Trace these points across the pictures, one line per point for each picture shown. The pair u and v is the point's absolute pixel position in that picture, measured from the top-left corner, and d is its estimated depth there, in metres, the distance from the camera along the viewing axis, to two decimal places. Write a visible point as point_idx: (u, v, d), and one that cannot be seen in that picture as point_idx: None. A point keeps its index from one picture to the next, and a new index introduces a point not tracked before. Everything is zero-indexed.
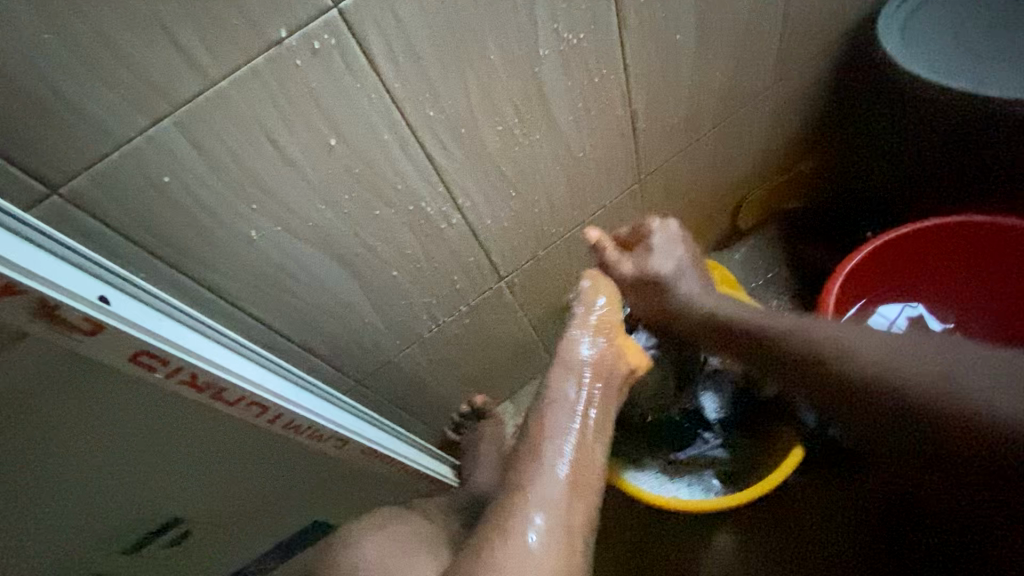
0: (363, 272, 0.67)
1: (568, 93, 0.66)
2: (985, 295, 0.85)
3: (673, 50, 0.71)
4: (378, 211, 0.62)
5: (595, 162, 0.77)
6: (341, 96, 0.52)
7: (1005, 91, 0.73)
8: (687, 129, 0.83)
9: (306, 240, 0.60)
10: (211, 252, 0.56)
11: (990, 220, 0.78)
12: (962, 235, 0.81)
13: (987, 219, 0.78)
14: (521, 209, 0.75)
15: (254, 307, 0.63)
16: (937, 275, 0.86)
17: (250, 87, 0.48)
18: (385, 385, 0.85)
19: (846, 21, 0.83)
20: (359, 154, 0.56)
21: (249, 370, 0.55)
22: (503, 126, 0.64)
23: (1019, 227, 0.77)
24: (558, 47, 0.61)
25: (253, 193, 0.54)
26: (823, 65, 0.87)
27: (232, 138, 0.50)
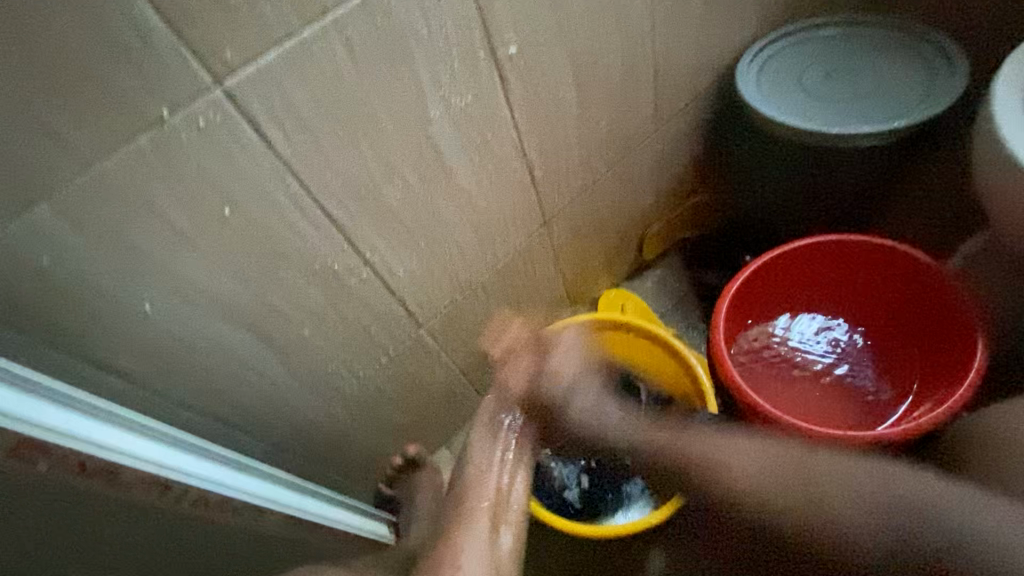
0: (272, 334, 0.67)
1: (463, 149, 0.71)
2: (866, 306, 0.91)
3: (557, 106, 0.78)
4: (282, 273, 0.63)
5: (498, 209, 0.81)
6: (232, 168, 0.53)
7: (846, 128, 0.85)
8: (582, 173, 0.90)
9: (209, 309, 0.60)
10: (101, 330, 0.54)
11: (867, 239, 0.85)
12: (843, 253, 0.88)
13: (864, 237, 0.85)
14: (431, 258, 0.78)
15: (153, 382, 0.61)
16: (821, 289, 0.92)
17: (134, 166, 0.48)
18: (308, 445, 0.83)
19: (709, 73, 0.94)
20: (258, 221, 0.57)
21: (146, 449, 0.53)
22: (403, 184, 0.67)
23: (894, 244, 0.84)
24: (447, 108, 0.65)
25: (144, 267, 0.53)
26: (697, 110, 0.98)
27: (118, 217, 0.49)
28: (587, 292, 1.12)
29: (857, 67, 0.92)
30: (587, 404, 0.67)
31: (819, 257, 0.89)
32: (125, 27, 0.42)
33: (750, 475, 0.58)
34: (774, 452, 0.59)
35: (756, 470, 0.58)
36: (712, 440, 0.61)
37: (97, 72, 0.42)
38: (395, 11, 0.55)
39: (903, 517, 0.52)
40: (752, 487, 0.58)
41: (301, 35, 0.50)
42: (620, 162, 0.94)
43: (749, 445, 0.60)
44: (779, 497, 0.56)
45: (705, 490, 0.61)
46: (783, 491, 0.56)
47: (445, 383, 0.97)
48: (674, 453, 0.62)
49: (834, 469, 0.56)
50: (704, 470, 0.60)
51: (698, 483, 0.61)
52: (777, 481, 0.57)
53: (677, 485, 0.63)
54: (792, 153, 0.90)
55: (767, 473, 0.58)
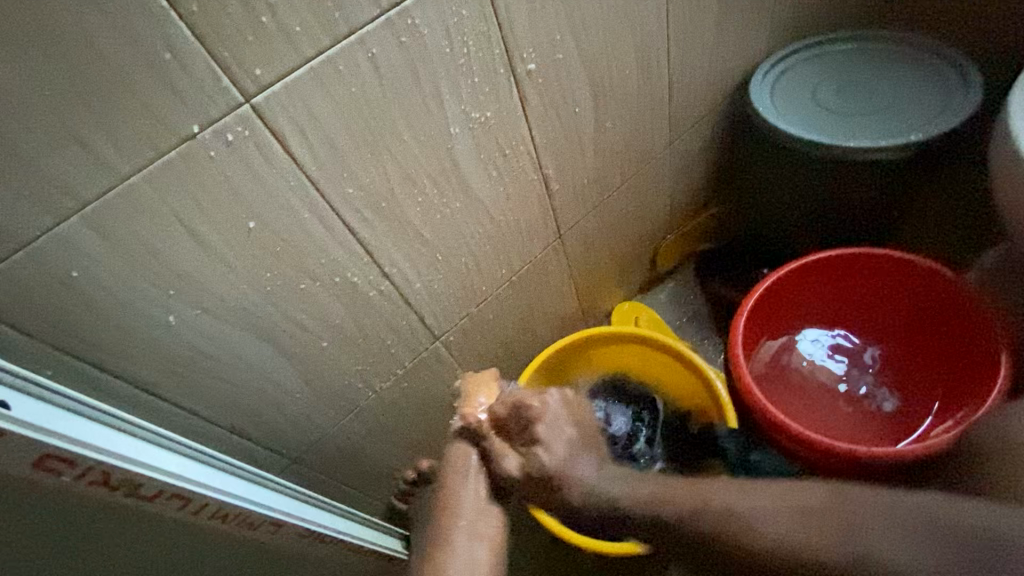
0: (292, 346, 0.67)
1: (481, 163, 0.71)
2: (884, 319, 0.91)
3: (574, 121, 0.78)
4: (303, 286, 0.63)
5: (515, 223, 0.82)
6: (258, 182, 0.54)
7: (861, 142, 0.85)
8: (597, 187, 0.90)
9: (231, 321, 0.60)
10: (126, 342, 0.55)
11: (885, 252, 0.84)
12: (861, 266, 0.87)
13: (882, 251, 0.85)
14: (448, 271, 0.78)
15: (174, 393, 0.61)
16: (838, 302, 0.92)
17: (164, 180, 0.48)
18: (323, 458, 0.83)
19: (723, 87, 0.95)
20: (281, 234, 0.58)
21: (171, 463, 0.53)
22: (423, 198, 0.68)
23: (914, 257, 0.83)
24: (467, 123, 0.66)
25: (169, 279, 0.54)
26: (711, 124, 0.98)
27: (146, 230, 0.50)
28: (600, 305, 1.12)
29: (870, 82, 0.92)
30: (588, 474, 0.62)
31: (836, 271, 0.89)
32: (160, 45, 0.43)
33: (772, 525, 0.55)
34: (808, 505, 0.55)
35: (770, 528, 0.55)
36: (753, 514, 0.56)
37: (131, 88, 0.43)
38: (419, 29, 0.56)
39: (962, 548, 0.48)
40: (794, 557, 0.53)
41: (328, 52, 0.51)
42: (634, 176, 0.95)
43: (758, 495, 0.58)
44: (822, 540, 0.53)
45: (752, 557, 0.55)
46: (847, 556, 0.51)
47: (459, 396, 0.97)
48: (718, 551, 0.57)
49: (866, 496, 0.54)
50: (734, 533, 0.56)
51: (744, 548, 0.56)
52: (877, 533, 0.51)
53: (704, 561, 0.59)
54: (807, 167, 0.90)
55: (798, 525, 0.54)
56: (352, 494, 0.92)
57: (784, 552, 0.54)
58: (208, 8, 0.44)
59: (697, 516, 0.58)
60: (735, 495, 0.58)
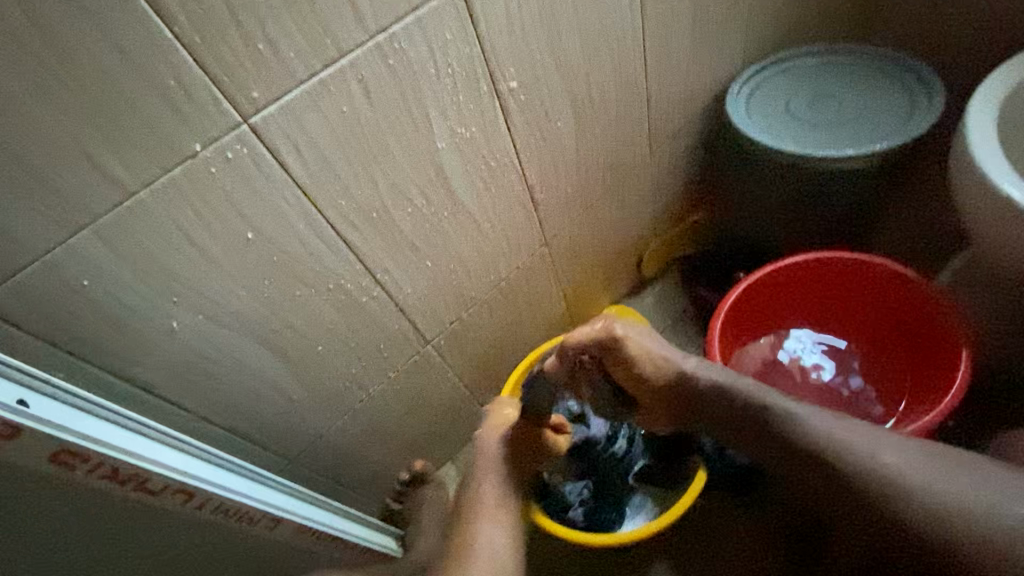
0: (288, 350, 0.71)
1: (468, 175, 0.75)
2: (853, 320, 0.96)
3: (556, 134, 0.83)
4: (299, 292, 0.67)
5: (502, 231, 0.86)
6: (255, 196, 0.57)
7: (829, 151, 0.89)
8: (581, 196, 0.94)
9: (230, 326, 0.64)
10: (132, 347, 0.58)
11: (852, 258, 0.89)
12: (830, 270, 0.91)
13: (849, 256, 0.89)
14: (438, 278, 0.82)
15: (177, 395, 0.65)
16: (809, 305, 0.96)
17: (168, 195, 0.52)
18: (319, 458, 0.86)
19: (701, 99, 0.99)
20: (277, 243, 0.62)
21: (177, 460, 0.56)
22: (413, 208, 0.72)
23: (878, 263, 0.87)
24: (454, 138, 0.70)
25: (173, 287, 0.57)
26: (690, 134, 1.03)
27: (151, 241, 0.54)
28: (588, 309, 1.16)
29: (840, 93, 0.97)
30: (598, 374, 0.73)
31: (806, 275, 0.93)
32: (165, 72, 0.47)
33: (787, 418, 0.64)
34: (826, 418, 0.63)
35: (813, 422, 0.63)
36: (774, 394, 0.66)
37: (138, 111, 0.47)
38: (406, 52, 0.60)
39: (941, 464, 0.57)
40: (786, 424, 0.64)
41: (321, 75, 0.55)
42: (617, 185, 0.99)
43: (806, 404, 0.65)
44: (819, 436, 0.62)
45: (774, 436, 0.65)
46: (828, 445, 0.61)
47: (451, 399, 1.01)
48: (749, 411, 0.66)
49: (865, 427, 0.62)
50: (761, 412, 0.66)
51: (763, 429, 0.65)
52: (841, 435, 0.61)
53: (729, 424, 0.68)
54: (781, 175, 0.94)
55: (846, 429, 0.62)
56: (348, 494, 0.95)
57: (826, 441, 0.61)
58: (209, 38, 0.48)
59: (738, 394, 0.67)
60: (758, 385, 0.68)
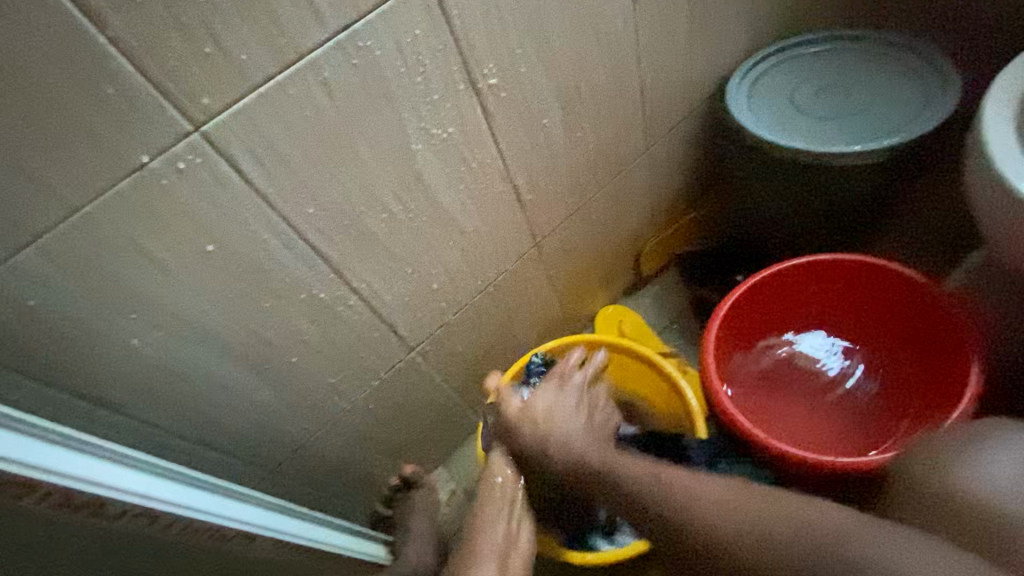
0: (262, 362, 0.68)
1: (448, 177, 0.72)
2: (851, 323, 0.91)
3: (543, 131, 0.78)
4: (268, 303, 0.64)
5: (488, 233, 0.82)
6: (214, 207, 0.54)
7: (834, 146, 0.84)
8: (572, 195, 0.90)
9: (197, 341, 0.61)
10: (91, 365, 0.56)
11: (845, 258, 0.85)
12: (825, 272, 0.87)
13: (843, 257, 0.85)
14: (420, 284, 0.79)
15: (144, 412, 0.63)
16: (804, 308, 0.92)
17: (116, 210, 0.49)
18: (302, 468, 0.84)
19: (700, 91, 0.94)
20: (241, 254, 0.59)
21: (134, 483, 0.55)
22: (388, 214, 0.68)
23: (874, 263, 0.84)
24: (430, 138, 0.67)
25: (130, 303, 0.55)
26: (689, 127, 0.98)
27: (103, 258, 0.51)
28: (583, 310, 1.12)
29: (847, 83, 0.91)
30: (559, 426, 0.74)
31: (799, 278, 0.89)
32: (102, 80, 0.44)
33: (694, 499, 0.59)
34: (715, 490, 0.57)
35: (698, 509, 0.55)
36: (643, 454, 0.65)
37: (75, 122, 0.44)
38: (371, 50, 0.56)
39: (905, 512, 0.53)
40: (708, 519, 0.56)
41: (277, 77, 0.52)
42: (610, 183, 0.94)
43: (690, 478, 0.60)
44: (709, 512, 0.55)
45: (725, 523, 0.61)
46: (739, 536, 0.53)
47: (440, 404, 0.98)
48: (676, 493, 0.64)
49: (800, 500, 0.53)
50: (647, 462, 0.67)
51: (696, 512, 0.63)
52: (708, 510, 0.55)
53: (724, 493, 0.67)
54: (782, 172, 0.89)
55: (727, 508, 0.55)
56: (335, 502, 0.94)
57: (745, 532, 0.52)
58: (149, 41, 0.44)
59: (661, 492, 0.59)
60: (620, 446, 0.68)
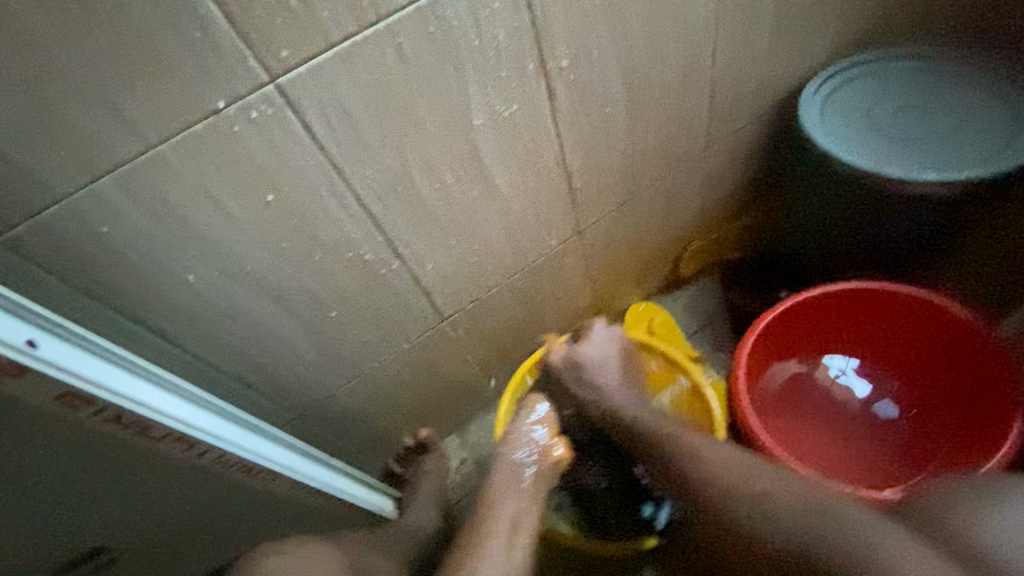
0: (303, 313, 0.71)
1: (504, 155, 0.71)
2: (886, 349, 0.90)
3: (605, 119, 0.77)
4: (316, 257, 0.66)
5: (534, 215, 0.82)
6: (279, 158, 0.56)
7: (908, 172, 0.80)
8: (624, 188, 0.89)
9: (245, 285, 0.64)
10: (147, 293, 0.59)
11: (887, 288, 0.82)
12: (861, 301, 0.86)
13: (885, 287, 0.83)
14: (461, 257, 0.80)
15: (191, 345, 0.66)
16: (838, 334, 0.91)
17: (189, 150, 0.51)
18: (327, 418, 0.88)
19: (772, 94, 0.90)
20: (297, 207, 0.60)
21: (180, 410, 0.58)
22: (441, 185, 0.69)
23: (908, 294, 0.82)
24: (493, 115, 0.66)
25: (190, 240, 0.57)
26: (753, 130, 0.94)
27: (170, 194, 0.53)
28: (616, 303, 1.12)
29: (931, 107, 0.86)
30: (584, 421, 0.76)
31: (837, 305, 0.87)
32: (192, 24, 0.45)
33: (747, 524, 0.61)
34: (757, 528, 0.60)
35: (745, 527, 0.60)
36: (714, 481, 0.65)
37: (161, 60, 0.46)
38: (450, 19, 0.56)
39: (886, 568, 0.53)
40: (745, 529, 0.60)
41: (354, 38, 0.52)
42: (664, 179, 0.93)
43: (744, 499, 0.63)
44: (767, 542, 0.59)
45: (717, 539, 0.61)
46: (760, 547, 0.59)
47: (462, 374, 1.01)
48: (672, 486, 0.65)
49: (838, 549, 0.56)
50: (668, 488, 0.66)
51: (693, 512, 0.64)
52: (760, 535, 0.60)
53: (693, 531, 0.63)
54: (845, 191, 0.85)
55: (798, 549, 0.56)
56: (352, 453, 0.98)
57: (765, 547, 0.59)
58: None
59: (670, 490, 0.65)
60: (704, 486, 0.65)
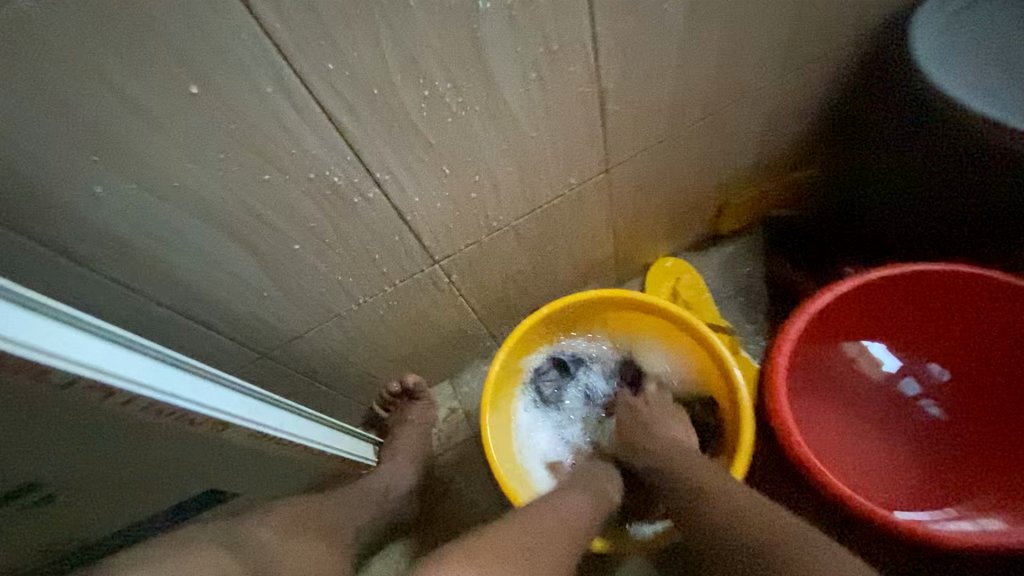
0: (258, 245, 0.58)
1: (519, 60, 0.54)
2: None
3: (659, 22, 0.58)
4: (268, 177, 0.52)
5: (552, 144, 0.66)
6: (203, 38, 0.40)
7: None
8: (667, 118, 0.72)
9: (180, 208, 0.51)
10: (45, 211, 0.46)
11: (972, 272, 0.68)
12: None
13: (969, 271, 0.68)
14: (457, 189, 0.65)
15: (117, 274, 0.54)
16: None
17: (65, 13, 0.35)
18: (297, 358, 0.78)
19: (879, 7, 0.69)
20: (236, 109, 0.45)
21: (143, 371, 0.48)
22: (432, 92, 0.53)
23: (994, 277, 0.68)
24: (507, 1, 0.48)
25: (92, 144, 0.43)
26: (841, 56, 0.74)
27: (50, 77, 0.38)
28: (639, 256, 0.99)
29: None
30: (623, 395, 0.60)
31: None
32: None
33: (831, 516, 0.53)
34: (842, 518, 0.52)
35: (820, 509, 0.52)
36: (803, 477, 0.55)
37: None
38: None
39: None
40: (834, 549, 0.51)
41: None
42: (719, 111, 0.74)
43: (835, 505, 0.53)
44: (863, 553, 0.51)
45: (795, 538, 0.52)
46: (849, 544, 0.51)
47: (455, 321, 0.90)
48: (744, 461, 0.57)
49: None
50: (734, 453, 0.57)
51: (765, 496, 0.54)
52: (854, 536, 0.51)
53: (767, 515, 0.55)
54: (957, 151, 0.67)
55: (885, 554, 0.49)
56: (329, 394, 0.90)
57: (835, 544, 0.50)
58: None
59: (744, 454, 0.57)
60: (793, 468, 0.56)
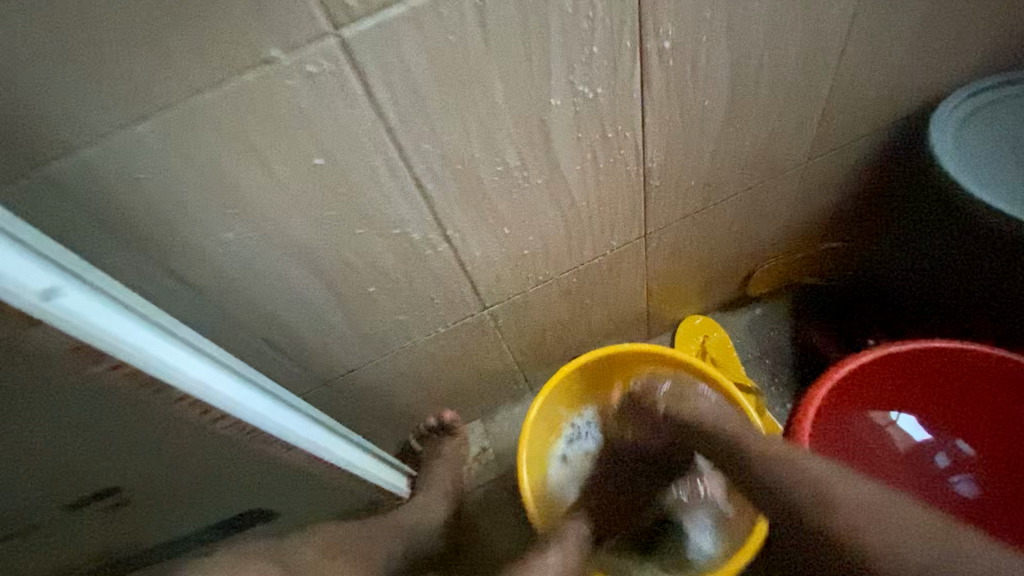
0: (341, 287, 0.67)
1: (578, 143, 0.63)
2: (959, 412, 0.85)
3: (699, 115, 0.67)
4: (360, 230, 0.61)
5: (599, 212, 0.75)
6: (332, 120, 0.50)
7: None
8: (703, 194, 0.80)
9: (285, 251, 0.60)
10: (182, 246, 0.56)
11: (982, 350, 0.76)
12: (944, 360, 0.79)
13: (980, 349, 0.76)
14: (513, 246, 0.73)
15: (223, 302, 0.63)
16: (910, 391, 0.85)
17: (236, 100, 0.46)
18: (353, 388, 0.86)
19: (896, 107, 0.77)
20: (346, 174, 0.55)
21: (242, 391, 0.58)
22: (503, 167, 0.62)
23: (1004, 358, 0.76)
24: (573, 97, 0.58)
25: (230, 197, 0.53)
26: (863, 147, 0.82)
27: (213, 146, 0.48)
28: (673, 313, 1.06)
29: None
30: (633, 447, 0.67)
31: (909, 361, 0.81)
32: None
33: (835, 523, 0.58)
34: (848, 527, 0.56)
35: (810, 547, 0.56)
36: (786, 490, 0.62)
37: None
38: None
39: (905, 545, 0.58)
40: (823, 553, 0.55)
41: None
42: (751, 189, 0.82)
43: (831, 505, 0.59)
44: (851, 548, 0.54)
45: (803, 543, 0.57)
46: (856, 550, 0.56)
47: (495, 362, 0.97)
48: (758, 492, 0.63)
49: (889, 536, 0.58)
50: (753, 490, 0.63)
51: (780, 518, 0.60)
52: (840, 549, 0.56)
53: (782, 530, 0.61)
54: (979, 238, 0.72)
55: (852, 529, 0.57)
56: (374, 423, 0.96)
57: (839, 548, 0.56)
58: None
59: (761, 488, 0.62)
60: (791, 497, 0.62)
